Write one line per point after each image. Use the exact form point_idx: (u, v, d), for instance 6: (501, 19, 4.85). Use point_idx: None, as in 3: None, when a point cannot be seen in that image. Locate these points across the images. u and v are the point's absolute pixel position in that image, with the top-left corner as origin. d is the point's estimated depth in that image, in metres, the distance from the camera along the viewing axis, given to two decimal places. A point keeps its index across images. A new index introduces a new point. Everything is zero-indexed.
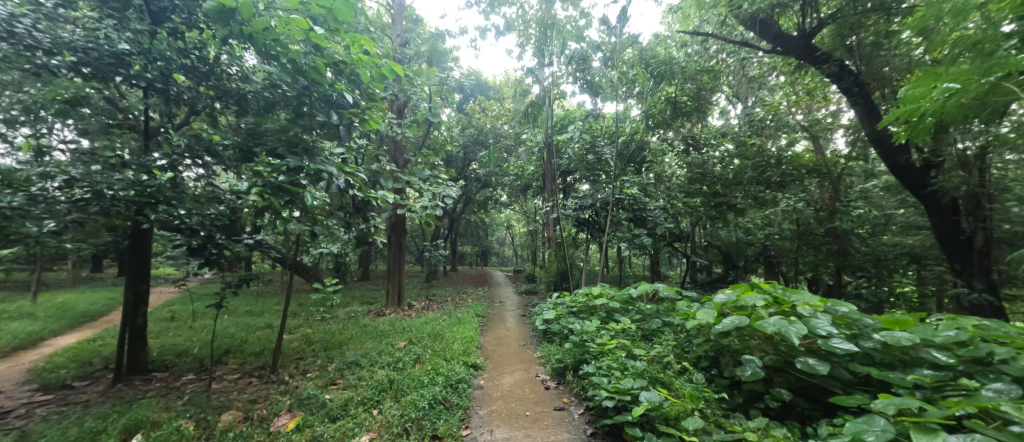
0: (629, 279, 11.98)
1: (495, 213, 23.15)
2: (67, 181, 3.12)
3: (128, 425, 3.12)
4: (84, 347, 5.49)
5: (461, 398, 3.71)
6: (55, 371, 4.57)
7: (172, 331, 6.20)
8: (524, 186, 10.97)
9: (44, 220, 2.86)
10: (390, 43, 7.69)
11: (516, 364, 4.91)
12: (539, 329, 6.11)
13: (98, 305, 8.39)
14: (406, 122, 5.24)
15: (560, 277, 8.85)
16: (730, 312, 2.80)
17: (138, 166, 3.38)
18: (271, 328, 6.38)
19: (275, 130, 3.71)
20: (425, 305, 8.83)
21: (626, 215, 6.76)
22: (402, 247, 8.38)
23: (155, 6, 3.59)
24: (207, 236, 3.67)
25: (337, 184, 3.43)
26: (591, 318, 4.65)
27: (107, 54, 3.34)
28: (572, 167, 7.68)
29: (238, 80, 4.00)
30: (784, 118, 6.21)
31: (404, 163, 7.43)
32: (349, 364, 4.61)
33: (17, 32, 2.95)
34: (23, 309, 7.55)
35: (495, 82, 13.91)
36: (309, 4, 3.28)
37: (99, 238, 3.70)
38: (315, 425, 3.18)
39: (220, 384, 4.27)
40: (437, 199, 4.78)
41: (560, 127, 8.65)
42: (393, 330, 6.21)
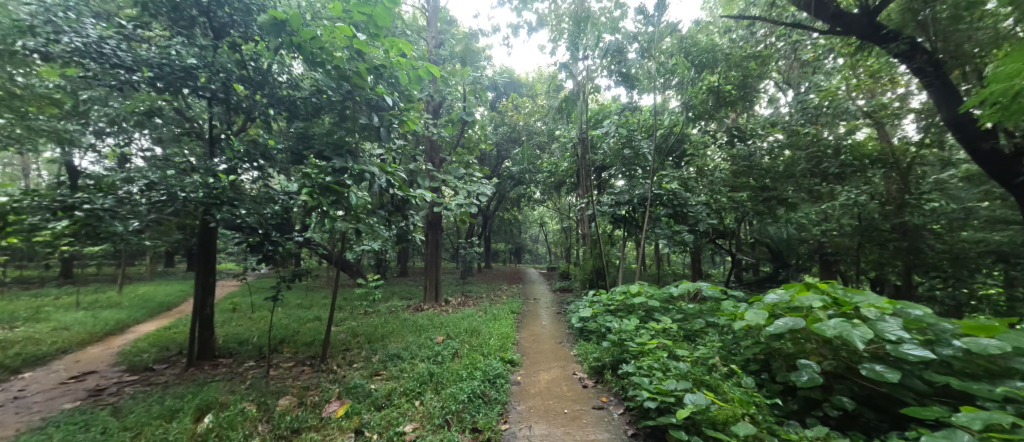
0: (668, 278, 11.54)
1: (528, 210, 23.12)
2: (147, 185, 3.55)
3: (200, 405, 3.43)
4: (162, 333, 6.11)
5: (499, 393, 3.77)
6: (139, 354, 5.12)
7: (234, 321, 6.74)
8: (558, 183, 10.85)
9: (129, 219, 3.38)
10: (425, 45, 7.83)
11: (553, 362, 4.89)
12: (575, 327, 6.05)
13: (172, 297, 9.31)
14: (442, 122, 5.35)
15: (596, 274, 8.70)
16: (782, 313, 2.63)
17: (205, 171, 3.70)
18: (319, 320, 6.77)
19: (323, 133, 3.94)
20: (461, 301, 8.98)
21: (665, 211, 6.43)
22: (439, 245, 8.58)
23: (217, 22, 4.02)
24: (264, 234, 3.94)
25: (378, 183, 3.60)
26: (630, 317, 4.54)
27: (178, 69, 3.61)
28: (608, 162, 7.52)
29: (288, 88, 4.24)
30: (844, 104, 5.70)
31: (439, 162, 7.59)
32: (391, 356, 4.81)
33: (106, 53, 3.42)
34: (112, 299, 8.51)
35: (528, 79, 13.82)
36: (351, 11, 3.45)
37: (173, 235, 4.09)
38: (362, 412, 3.36)
39: (277, 370, 4.60)
40: (472, 197, 4.83)
41: (595, 122, 8.43)
42: (431, 325, 6.38)
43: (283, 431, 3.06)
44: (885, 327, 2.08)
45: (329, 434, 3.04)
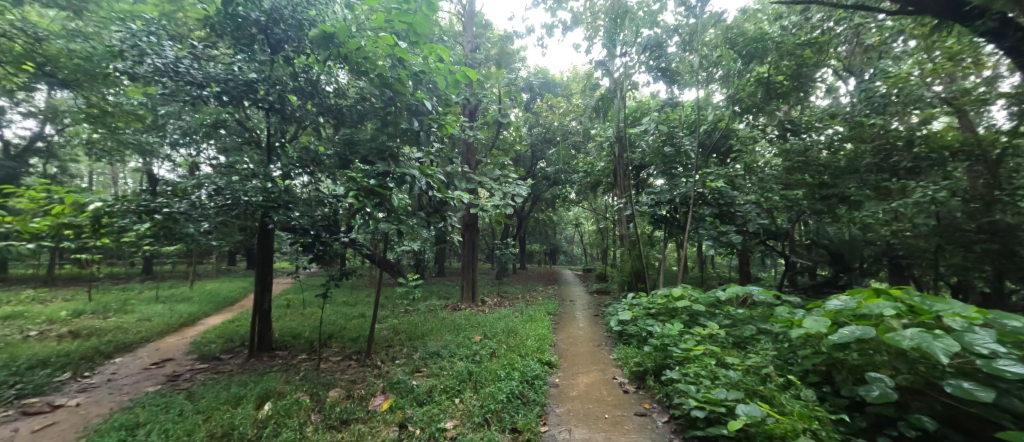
0: (713, 281, 10.98)
1: (564, 211, 22.90)
2: (216, 190, 3.90)
3: (260, 393, 3.70)
4: (227, 326, 6.65)
5: (538, 394, 3.77)
6: (209, 345, 5.61)
7: (288, 316, 7.21)
8: (594, 184, 10.66)
9: (201, 221, 3.81)
10: (461, 49, 7.97)
11: (591, 365, 4.82)
12: (614, 330, 5.92)
13: (235, 292, 10.14)
14: (478, 125, 5.40)
15: (635, 276, 8.45)
16: (847, 321, 2.42)
17: (263, 176, 3.97)
18: (364, 317, 7.09)
19: (368, 139, 4.16)
20: (497, 302, 9.09)
21: (710, 211, 6.15)
22: (475, 245, 8.71)
23: (274, 38, 4.27)
24: (315, 235, 4.16)
25: (419, 185, 3.73)
26: (673, 321, 4.38)
27: (241, 83, 3.93)
28: (647, 160, 7.29)
29: (335, 96, 4.47)
30: (917, 92, 5.15)
31: (475, 165, 7.70)
32: (431, 354, 4.94)
33: (181, 71, 3.76)
34: (185, 294, 9.40)
35: (563, 79, 13.71)
36: (392, 21, 3.59)
37: (237, 236, 4.44)
38: (405, 407, 3.47)
39: (327, 364, 4.88)
40: (508, 198, 4.84)
41: (633, 120, 8.19)
42: (469, 324, 6.47)
43: (333, 422, 3.23)
44: (975, 339, 1.85)
45: (375, 426, 3.17)
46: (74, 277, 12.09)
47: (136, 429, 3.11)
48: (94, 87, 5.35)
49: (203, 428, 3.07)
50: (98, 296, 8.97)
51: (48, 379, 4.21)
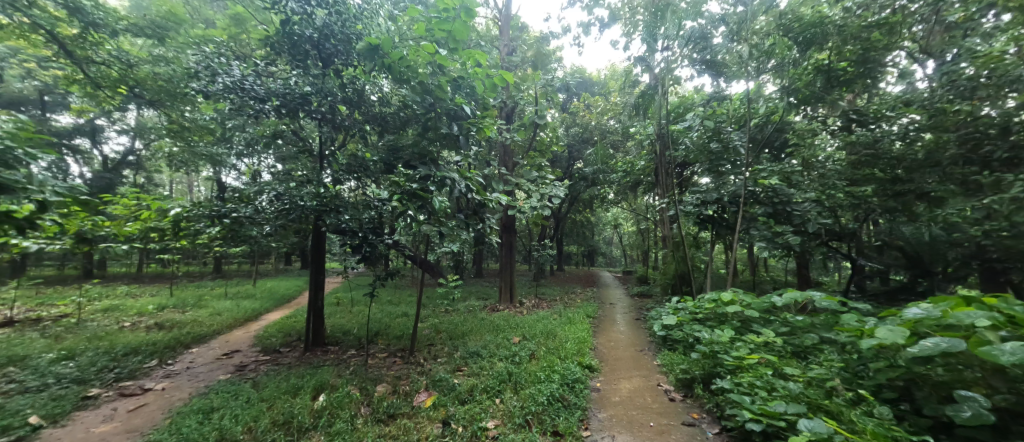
0: (766, 285, 10.27)
1: (602, 211, 22.43)
2: (276, 196, 4.22)
3: (316, 385, 3.94)
4: (285, 321, 7.14)
5: (579, 398, 3.73)
6: (270, 338, 6.07)
7: (338, 314, 7.62)
8: (634, 184, 10.35)
9: (263, 224, 4.18)
10: (497, 53, 8.05)
11: (634, 371, 4.69)
12: (658, 335, 5.71)
13: (291, 290, 10.90)
14: (515, 127, 5.41)
15: (679, 279, 8.10)
16: (930, 332, 2.17)
17: (317, 182, 4.25)
18: (408, 316, 7.35)
19: (410, 145, 4.32)
20: (536, 303, 9.08)
21: (762, 210, 5.77)
22: (513, 247, 8.74)
23: (326, 53, 4.56)
24: (363, 236, 4.37)
25: (459, 188, 3.85)
26: (723, 327, 4.15)
27: (297, 96, 4.23)
28: (691, 158, 6.96)
29: (380, 104, 4.66)
30: (1016, 71, 4.26)
31: (512, 167, 7.74)
32: (472, 353, 5.02)
33: (246, 88, 4.11)
34: (249, 291, 10.23)
35: (600, 77, 13.45)
36: (433, 29, 3.73)
37: (293, 238, 4.76)
38: (448, 405, 3.56)
39: (374, 360, 5.11)
40: (545, 199, 4.79)
41: (675, 116, 7.86)
42: (508, 325, 6.51)
43: (381, 416, 3.38)
44: None
45: (419, 422, 3.28)
46: (158, 275, 13.56)
47: (211, 413, 3.43)
48: (173, 104, 5.98)
49: (267, 415, 3.32)
50: (177, 292, 9.99)
51: (139, 365, 4.75)
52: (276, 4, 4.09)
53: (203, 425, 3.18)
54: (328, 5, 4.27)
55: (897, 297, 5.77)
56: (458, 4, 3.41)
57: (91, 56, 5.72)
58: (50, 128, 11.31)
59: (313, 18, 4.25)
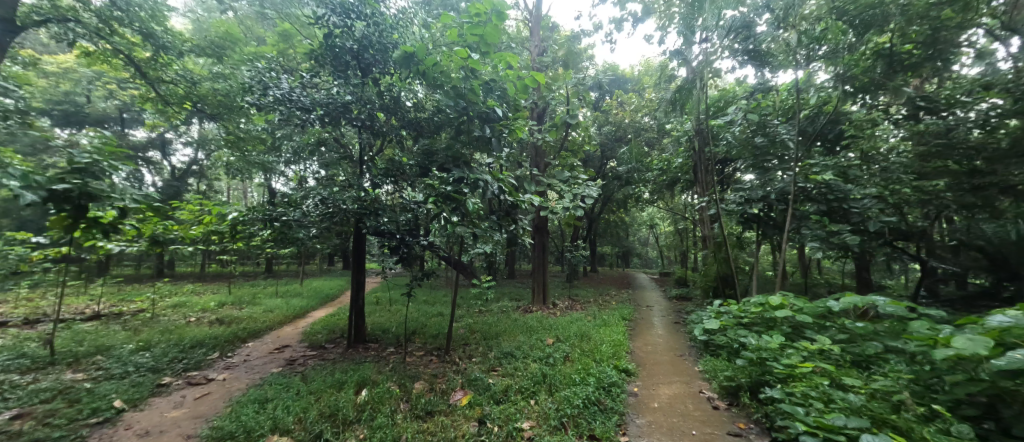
0: (821, 288, 9.54)
1: (637, 211, 21.81)
2: (320, 200, 4.47)
3: (358, 380, 4.13)
4: (329, 319, 7.54)
5: (615, 402, 3.67)
6: (316, 334, 6.42)
7: (378, 312, 7.93)
8: (671, 182, 9.99)
9: (309, 227, 4.45)
10: (527, 54, 8.07)
11: (673, 377, 4.55)
12: (700, 339, 5.48)
13: (334, 289, 11.48)
14: (547, 127, 5.37)
15: (722, 281, 7.71)
16: (1019, 343, 1.92)
17: (358, 187, 4.45)
18: (443, 316, 7.51)
19: (443, 148, 4.44)
20: (569, 305, 8.98)
21: (815, 208, 5.39)
22: (546, 248, 8.71)
23: (365, 63, 4.77)
24: (400, 239, 4.52)
25: (492, 190, 3.91)
26: (772, 333, 3.90)
27: (339, 105, 4.46)
28: (734, 153, 6.61)
29: (414, 110, 4.83)
30: None
31: (544, 167, 7.72)
32: (505, 354, 5.06)
33: (293, 99, 4.39)
34: (297, 290, 10.88)
35: (633, 73, 13.13)
36: (465, 34, 3.83)
37: (336, 240, 5.02)
38: (483, 404, 3.60)
39: (412, 357, 5.27)
40: (578, 199, 4.71)
41: (715, 111, 7.51)
42: (541, 326, 6.49)
43: (419, 412, 3.48)
44: None
45: (456, 420, 3.35)
46: (218, 274, 14.75)
47: (266, 403, 3.69)
48: (231, 117, 6.51)
49: (315, 407, 3.52)
50: (235, 290, 10.82)
51: (204, 356, 5.20)
52: (319, 19, 4.35)
53: (259, 415, 3.42)
54: (366, 17, 4.51)
55: (976, 303, 5.19)
56: (488, 9, 3.47)
57: (161, 76, 6.34)
58: (128, 142, 12.65)
59: (352, 30, 4.48)
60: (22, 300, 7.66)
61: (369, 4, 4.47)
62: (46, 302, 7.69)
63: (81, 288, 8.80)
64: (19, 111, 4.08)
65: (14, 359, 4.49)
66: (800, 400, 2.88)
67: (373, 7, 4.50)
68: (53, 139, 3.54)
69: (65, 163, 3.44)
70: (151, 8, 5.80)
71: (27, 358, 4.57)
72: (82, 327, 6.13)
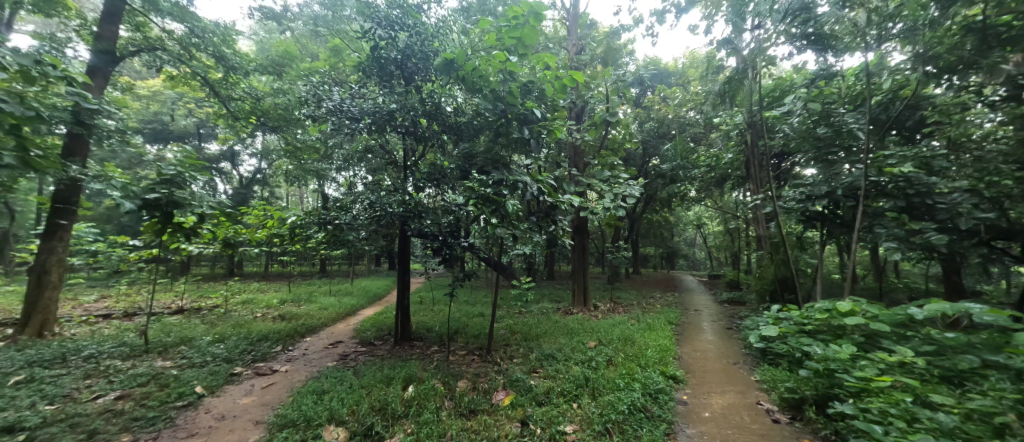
0: (900, 293, 8.56)
1: (683, 211, 20.85)
2: (368, 203, 4.70)
3: (405, 377, 4.30)
4: (378, 317, 7.93)
5: (663, 410, 3.56)
6: (366, 331, 6.77)
7: (422, 311, 8.19)
8: (720, 179, 9.45)
9: (359, 230, 4.70)
10: (565, 54, 8.00)
11: (727, 385, 4.32)
12: (756, 347, 5.12)
13: (382, 289, 12.04)
14: (586, 127, 5.30)
15: (782, 284, 7.15)
16: None
17: (403, 191, 4.65)
18: (484, 316, 7.61)
19: (483, 151, 4.53)
20: (612, 307, 8.76)
21: (890, 205, 4.85)
22: (586, 249, 8.57)
23: (409, 71, 4.97)
24: (443, 240, 4.65)
25: (531, 191, 3.93)
26: (841, 342, 3.55)
27: (385, 113, 4.67)
28: (792, 146, 6.11)
29: (454, 115, 4.95)
30: None
31: (584, 167, 7.60)
32: (546, 355, 5.04)
33: (344, 109, 4.67)
34: (347, 289, 11.53)
35: (677, 66, 12.59)
36: (503, 38, 3.89)
37: (384, 242, 5.26)
38: (526, 405, 3.61)
39: (454, 356, 5.40)
40: (620, 199, 4.58)
41: (770, 102, 6.99)
42: (583, 329, 6.39)
43: (463, 410, 3.56)
44: None
45: (499, 419, 3.40)
46: (279, 273, 16.03)
47: (323, 394, 3.96)
48: (289, 129, 7.06)
49: (366, 400, 3.70)
50: (293, 288, 11.69)
51: (269, 349, 5.68)
52: (367, 33, 4.62)
53: (317, 405, 3.67)
54: (409, 28, 4.74)
55: None
56: (526, 11, 3.51)
57: (230, 94, 7.02)
58: (204, 154, 14.12)
59: (396, 41, 4.70)
60: (121, 295, 8.79)
61: (411, 15, 4.71)
62: (141, 297, 8.78)
63: (168, 285, 9.93)
64: (120, 131, 4.71)
65: (118, 346, 5.18)
66: (876, 417, 2.61)
67: (415, 18, 4.72)
68: (147, 155, 4.05)
69: (156, 175, 3.92)
70: (223, 33, 6.46)
71: (127, 346, 5.25)
72: (169, 320, 6.93)
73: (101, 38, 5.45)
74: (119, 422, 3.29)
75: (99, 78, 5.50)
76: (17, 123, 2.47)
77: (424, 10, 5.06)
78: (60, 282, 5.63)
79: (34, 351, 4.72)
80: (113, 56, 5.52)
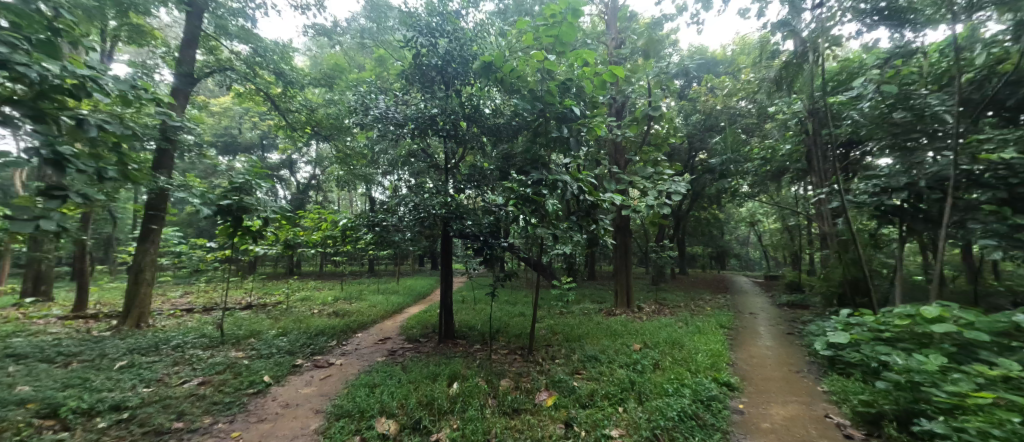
0: (1002, 297, 7.44)
1: (735, 208, 19.62)
2: (413, 205, 4.87)
3: (450, 374, 4.42)
4: (422, 315, 8.21)
5: (717, 419, 3.38)
6: (412, 329, 7.02)
7: (464, 310, 8.37)
8: (777, 172, 8.76)
9: (405, 231, 4.89)
10: (605, 49, 7.81)
11: (789, 396, 4.00)
12: (823, 355, 4.68)
13: (426, 288, 12.46)
14: (626, 122, 5.14)
15: (853, 286, 6.48)
16: None
17: (445, 193, 4.78)
18: (526, 316, 7.62)
19: (522, 151, 4.56)
20: (658, 309, 8.43)
21: (988, 196, 4.24)
22: (629, 249, 8.31)
23: (449, 76, 5.10)
24: (483, 240, 4.72)
25: (571, 190, 3.87)
26: (926, 351, 3.16)
27: (427, 118, 4.83)
28: (863, 133, 5.52)
29: (494, 116, 5.03)
30: None
31: (625, 164, 7.39)
32: (589, 357, 4.94)
33: (389, 116, 4.88)
34: (394, 288, 12.07)
35: (726, 54, 11.85)
36: (541, 37, 3.88)
37: (427, 243, 5.45)
38: (569, 407, 3.58)
39: (497, 355, 5.46)
40: (664, 196, 4.39)
41: (834, 86, 6.38)
42: (627, 331, 6.21)
43: (506, 409, 3.60)
44: None
45: (542, 420, 3.39)
46: (333, 272, 17.14)
47: (374, 387, 4.17)
48: (340, 137, 7.52)
49: (414, 395, 3.84)
50: (345, 287, 12.44)
51: (325, 343, 6.08)
52: (409, 42, 4.81)
53: (369, 397, 3.87)
54: (448, 34, 4.87)
55: None
56: (564, 8, 3.48)
57: (288, 107, 7.60)
58: (267, 163, 15.42)
59: (437, 48, 4.84)
60: (201, 291, 9.84)
61: (451, 21, 4.85)
62: (217, 293, 9.78)
63: (239, 283, 10.98)
64: (198, 145, 5.27)
65: (199, 337, 5.81)
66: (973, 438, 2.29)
67: (454, 24, 4.85)
68: (220, 166, 4.51)
69: (228, 183, 4.35)
70: (281, 51, 7.01)
71: (207, 337, 5.87)
72: (240, 314, 7.64)
73: (182, 63, 6.14)
74: (201, 405, 3.69)
75: (181, 98, 6.19)
76: (117, 141, 2.85)
77: (463, 16, 5.19)
78: (153, 279, 6.42)
79: (134, 339, 5.42)
80: (191, 78, 6.18)
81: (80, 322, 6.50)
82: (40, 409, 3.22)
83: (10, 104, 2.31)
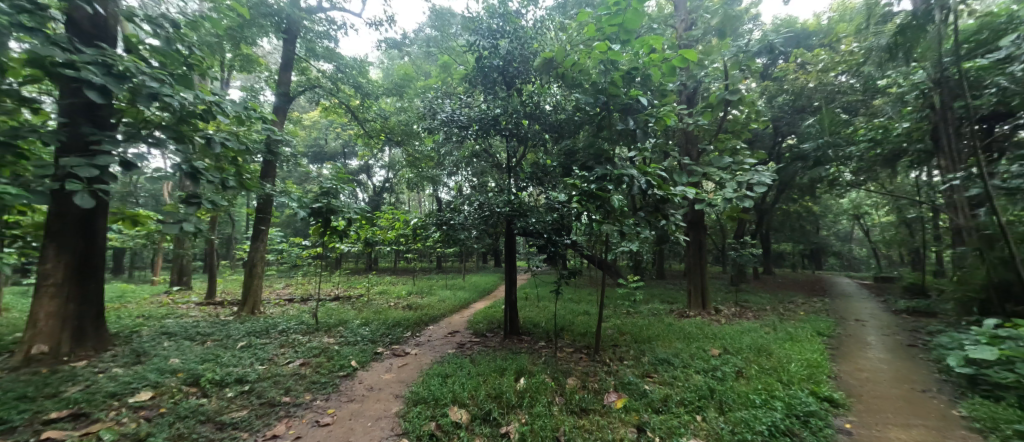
0: None
1: (834, 199, 17.11)
2: (479, 204, 5.03)
3: (517, 369, 4.49)
4: (488, 310, 8.46)
5: (817, 437, 3.00)
6: (479, 323, 7.27)
7: (529, 307, 8.43)
8: (892, 156, 7.46)
9: (471, 229, 5.06)
10: (673, 32, 7.31)
11: (912, 418, 3.39)
12: (960, 373, 3.89)
13: (490, 284, 12.82)
14: (698, 109, 4.75)
15: (1003, 290, 5.28)
16: None
17: (509, 191, 4.85)
18: (591, 314, 7.46)
19: (585, 146, 4.46)
20: (739, 312, 7.68)
21: None
22: (704, 246, 7.69)
23: (510, 76, 5.18)
24: (547, 238, 4.70)
25: (638, 185, 3.67)
26: None
27: (490, 118, 4.96)
28: (1016, 103, 4.46)
29: (555, 112, 4.99)
30: None
31: (698, 154, 6.85)
32: (661, 360, 4.68)
33: (455, 119, 5.11)
34: (461, 284, 12.59)
35: (821, 23, 10.37)
36: (603, 27, 3.75)
37: (491, 241, 5.58)
38: (641, 411, 3.43)
39: (562, 353, 5.42)
40: (744, 187, 3.99)
41: (972, 48, 5.24)
42: (703, 334, 5.76)
43: (574, 407, 3.56)
44: None
45: (612, 422, 3.29)
46: (407, 268, 18.44)
47: (447, 377, 4.40)
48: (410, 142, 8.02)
49: (483, 387, 3.97)
50: (417, 282, 13.30)
51: (401, 334, 6.56)
52: (472, 46, 4.96)
53: (443, 386, 4.09)
54: (509, 34, 4.93)
55: None
56: None
57: (366, 117, 8.30)
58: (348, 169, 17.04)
59: (498, 49, 4.93)
60: (299, 283, 11.20)
61: (511, 21, 4.91)
62: (311, 286, 11.05)
63: (328, 278, 12.32)
64: (294, 156, 6.00)
65: (299, 324, 6.63)
66: None
67: (515, 24, 4.91)
68: (312, 173, 5.08)
69: (319, 188, 4.88)
70: (359, 66, 7.70)
71: (305, 324, 6.68)
72: (330, 305, 8.57)
73: (280, 84, 7.03)
74: (302, 383, 4.22)
75: (282, 115, 7.10)
76: (235, 156, 3.38)
77: (524, 14, 5.21)
78: (263, 273, 7.47)
79: (250, 324, 6.36)
80: (289, 97, 7.06)
81: (211, 308, 7.79)
82: (187, 377, 3.94)
83: (162, 130, 2.84)
